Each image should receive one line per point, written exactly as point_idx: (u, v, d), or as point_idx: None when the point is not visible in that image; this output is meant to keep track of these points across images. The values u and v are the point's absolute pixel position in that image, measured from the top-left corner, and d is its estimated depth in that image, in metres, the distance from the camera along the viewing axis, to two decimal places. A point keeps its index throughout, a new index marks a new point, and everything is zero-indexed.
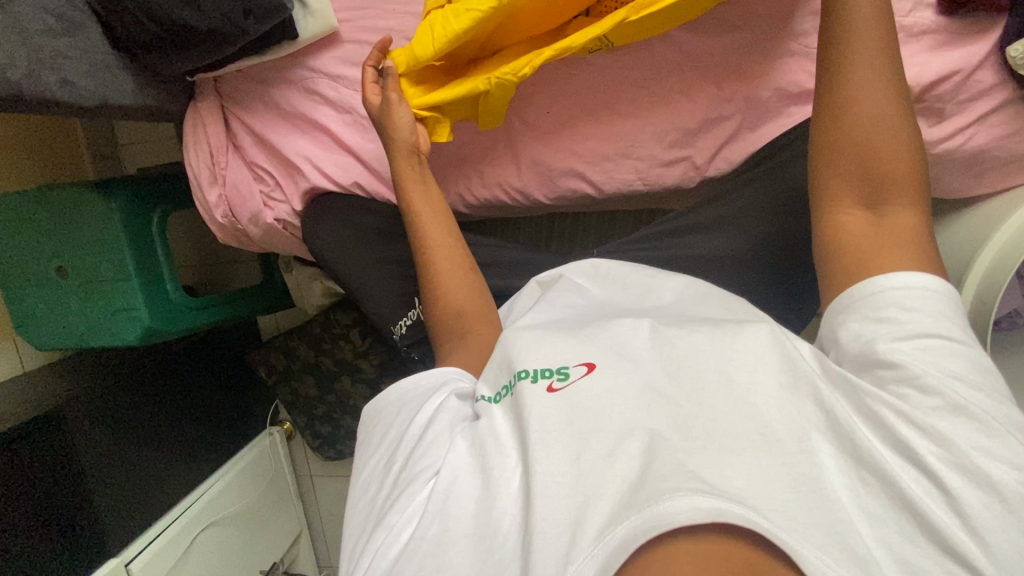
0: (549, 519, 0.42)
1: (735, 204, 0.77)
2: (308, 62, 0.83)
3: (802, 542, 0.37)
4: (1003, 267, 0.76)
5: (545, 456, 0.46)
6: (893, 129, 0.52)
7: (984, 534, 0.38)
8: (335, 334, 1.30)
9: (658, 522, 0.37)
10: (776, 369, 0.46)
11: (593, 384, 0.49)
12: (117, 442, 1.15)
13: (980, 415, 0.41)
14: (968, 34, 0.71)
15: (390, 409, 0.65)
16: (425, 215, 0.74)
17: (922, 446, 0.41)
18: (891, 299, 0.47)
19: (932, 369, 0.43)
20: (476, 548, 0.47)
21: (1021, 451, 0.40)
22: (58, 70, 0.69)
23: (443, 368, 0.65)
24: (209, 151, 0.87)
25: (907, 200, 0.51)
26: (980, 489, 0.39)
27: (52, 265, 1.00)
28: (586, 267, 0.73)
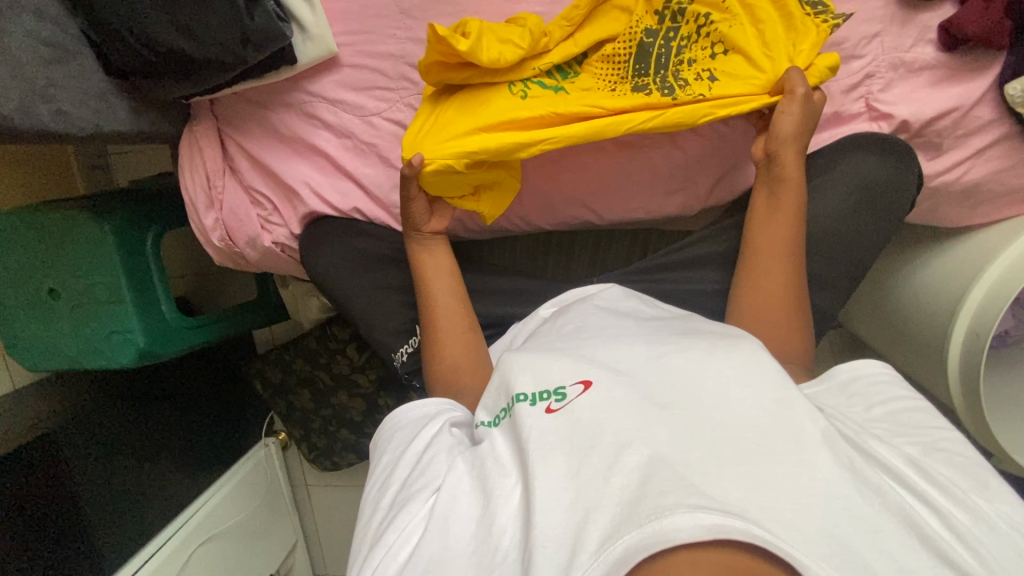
0: (550, 533, 0.47)
1: (733, 236, 0.79)
2: (307, 87, 0.82)
3: (810, 554, 0.41)
4: (994, 302, 0.78)
5: (544, 471, 0.51)
6: (791, 283, 0.69)
7: (977, 546, 0.46)
8: (331, 349, 1.31)
9: (661, 538, 0.41)
10: (771, 386, 0.53)
11: (590, 399, 0.54)
12: (115, 460, 1.15)
13: (949, 459, 0.54)
14: (968, 70, 0.72)
15: (387, 434, 0.69)
16: (430, 280, 0.78)
17: (912, 473, 0.51)
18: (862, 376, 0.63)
19: (903, 427, 0.57)
20: (477, 563, 0.50)
21: (988, 485, 0.52)
22: (52, 101, 0.68)
23: (437, 400, 0.70)
24: (206, 175, 0.86)
25: (798, 334, 0.68)
26: (965, 511, 0.49)
27: (44, 287, 0.98)
28: (591, 292, 0.75)
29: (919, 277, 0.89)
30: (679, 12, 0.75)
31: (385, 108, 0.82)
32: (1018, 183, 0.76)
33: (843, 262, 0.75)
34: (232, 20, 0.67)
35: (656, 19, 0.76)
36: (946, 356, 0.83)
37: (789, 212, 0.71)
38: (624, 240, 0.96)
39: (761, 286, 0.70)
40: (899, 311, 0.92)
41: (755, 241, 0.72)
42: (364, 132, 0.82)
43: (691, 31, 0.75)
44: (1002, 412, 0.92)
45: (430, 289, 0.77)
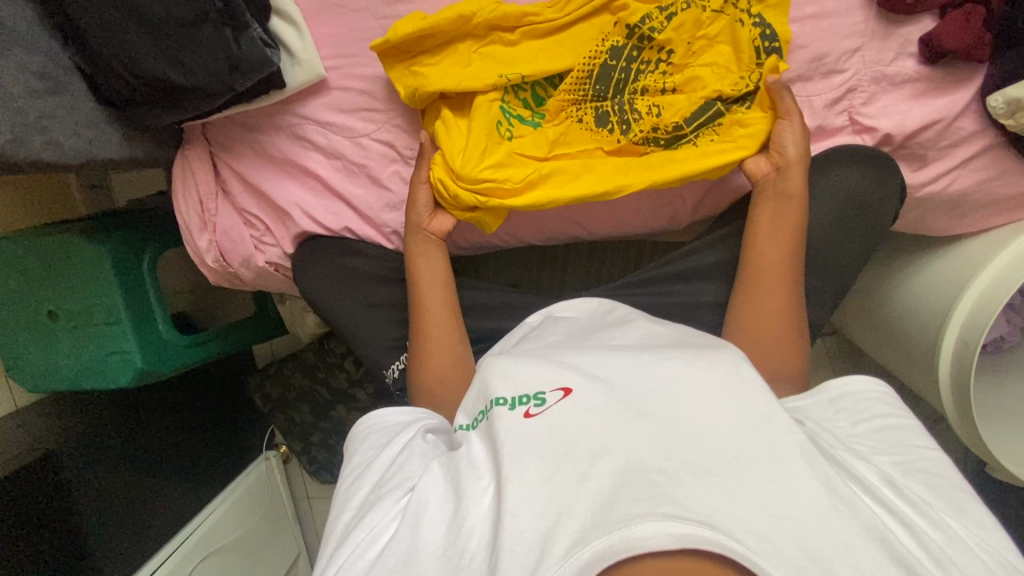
0: (517, 537, 0.48)
1: (722, 249, 0.79)
2: (297, 109, 0.83)
3: (776, 565, 0.43)
4: (984, 311, 0.78)
5: (516, 474, 0.52)
6: (790, 303, 0.71)
7: (948, 566, 0.47)
8: (329, 363, 1.32)
9: (630, 546, 0.44)
10: (753, 398, 0.54)
11: (568, 407, 0.55)
12: (116, 475, 1.17)
13: (931, 480, 0.54)
14: (951, 81, 0.72)
15: (359, 434, 0.70)
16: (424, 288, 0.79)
17: (886, 491, 0.52)
18: (850, 396, 0.64)
19: (887, 445, 0.58)
20: (443, 566, 0.51)
21: (969, 509, 0.52)
22: (44, 132, 0.69)
23: (416, 409, 0.71)
24: (199, 198, 0.87)
25: (790, 358, 0.71)
26: (938, 530, 0.49)
27: (43, 309, 1.00)
28: (576, 306, 0.75)
29: (909, 285, 0.89)
30: (644, 36, 0.73)
31: (373, 129, 0.83)
32: (1004, 192, 0.76)
33: (825, 272, 0.76)
34: (220, 49, 0.69)
35: (622, 33, 0.74)
36: (937, 364, 0.84)
37: (790, 225, 0.73)
38: (615, 253, 0.96)
39: (758, 309, 0.72)
40: (891, 318, 0.92)
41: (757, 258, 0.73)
42: (353, 153, 0.83)
43: (651, 56, 0.75)
44: (995, 418, 0.92)
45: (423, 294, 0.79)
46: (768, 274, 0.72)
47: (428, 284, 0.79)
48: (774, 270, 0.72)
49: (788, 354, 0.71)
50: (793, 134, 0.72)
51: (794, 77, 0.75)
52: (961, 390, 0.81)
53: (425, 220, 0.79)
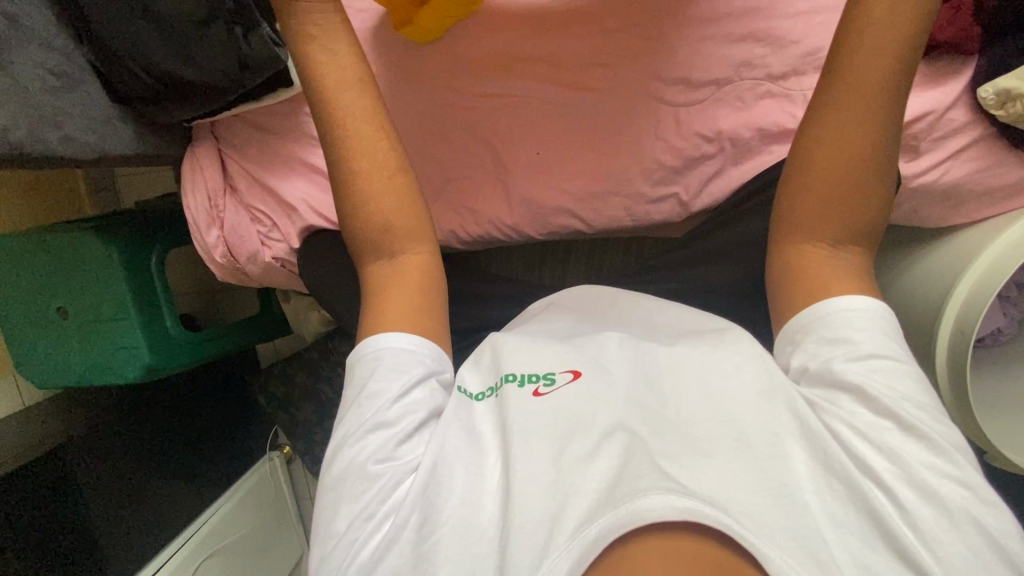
0: (528, 515, 0.49)
1: (719, 240, 0.83)
2: (304, 107, 0.85)
3: (772, 545, 0.45)
4: (980, 296, 0.79)
5: (525, 454, 0.53)
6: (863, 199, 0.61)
7: (933, 545, 0.47)
8: (333, 361, 1.33)
9: (635, 517, 0.45)
10: (753, 379, 0.55)
11: (574, 391, 0.57)
12: (121, 474, 1.18)
13: (928, 438, 0.51)
14: (941, 75, 0.75)
15: (364, 365, 0.61)
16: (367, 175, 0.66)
17: (881, 465, 0.51)
18: (837, 323, 0.57)
19: (888, 395, 0.53)
20: (461, 538, 0.51)
21: (961, 471, 0.50)
22: (59, 127, 0.71)
23: (416, 350, 0.62)
24: (207, 195, 0.89)
25: (859, 214, 0.61)
26: (930, 504, 0.49)
27: (52, 306, 1.01)
28: (587, 295, 0.74)
29: (907, 275, 0.90)
30: None
31: None
32: (996, 182, 0.78)
33: None
34: (230, 47, 0.71)
35: None
36: (935, 352, 0.84)
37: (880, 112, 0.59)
38: (616, 248, 0.97)
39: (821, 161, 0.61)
40: (890, 309, 0.93)
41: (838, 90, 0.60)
42: None
43: None
44: (995, 408, 0.92)
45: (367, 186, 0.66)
46: (849, 110, 0.60)
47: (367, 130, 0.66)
48: (868, 88, 0.59)
49: (852, 209, 0.61)
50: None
51: (788, 70, 0.79)
52: (959, 379, 0.82)
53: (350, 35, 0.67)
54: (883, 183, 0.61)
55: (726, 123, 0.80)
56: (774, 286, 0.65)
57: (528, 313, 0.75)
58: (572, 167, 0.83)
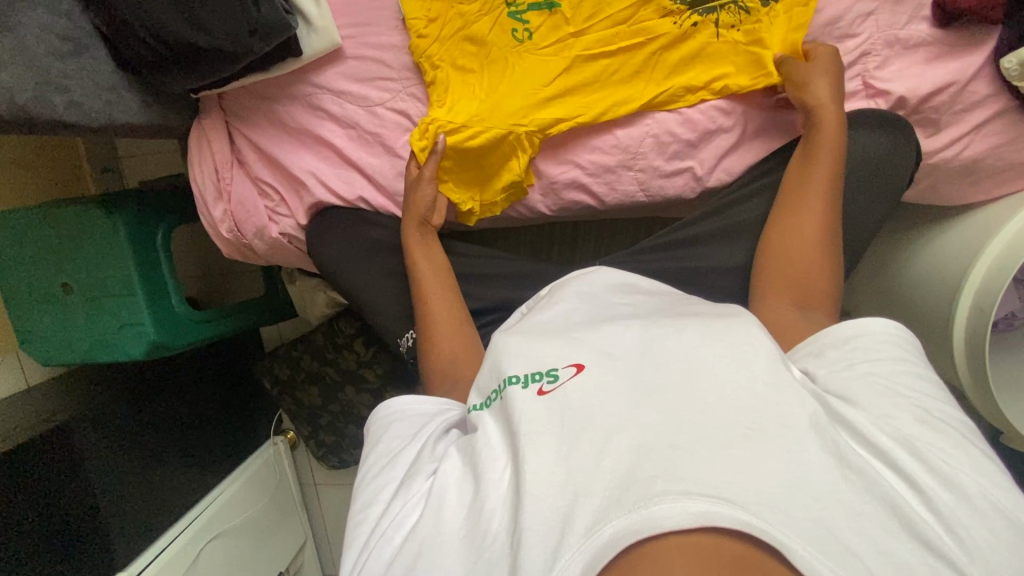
0: (538, 517, 0.48)
1: (737, 214, 0.80)
2: (312, 79, 0.84)
3: (791, 534, 0.43)
4: (998, 276, 0.78)
5: (534, 454, 0.52)
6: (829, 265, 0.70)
7: (957, 529, 0.47)
8: (338, 344, 1.31)
9: (649, 523, 0.44)
10: (763, 370, 0.54)
11: (581, 383, 0.56)
12: (126, 456, 1.16)
13: (941, 428, 0.54)
14: (964, 45, 0.74)
15: (380, 425, 0.71)
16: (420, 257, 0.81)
17: (900, 452, 0.51)
18: (854, 340, 0.62)
19: (896, 391, 0.57)
20: (468, 550, 0.52)
21: (973, 458, 0.52)
22: (65, 92, 0.70)
23: (438, 400, 0.72)
24: (215, 168, 0.88)
25: (824, 282, 0.69)
26: (950, 491, 0.49)
27: (57, 281, 1.00)
28: (585, 277, 0.74)
29: (921, 257, 0.90)
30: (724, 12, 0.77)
31: (388, 98, 0.84)
32: (1017, 158, 0.77)
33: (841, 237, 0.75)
34: (241, 11, 0.69)
35: (688, 27, 0.78)
36: (952, 335, 0.84)
37: (826, 193, 0.72)
38: (626, 227, 0.96)
39: (783, 254, 0.72)
40: (902, 293, 0.93)
41: (786, 201, 0.74)
42: (367, 121, 0.84)
43: (729, 17, 0.78)
44: (1008, 390, 0.92)
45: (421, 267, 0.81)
46: (797, 208, 0.72)
47: (431, 279, 0.78)
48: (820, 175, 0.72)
49: (816, 284, 0.69)
50: (824, 84, 0.72)
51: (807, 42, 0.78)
52: (977, 358, 0.81)
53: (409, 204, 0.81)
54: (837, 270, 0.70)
55: (743, 96, 0.79)
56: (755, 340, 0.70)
57: (535, 299, 0.76)
58: (584, 141, 0.82)
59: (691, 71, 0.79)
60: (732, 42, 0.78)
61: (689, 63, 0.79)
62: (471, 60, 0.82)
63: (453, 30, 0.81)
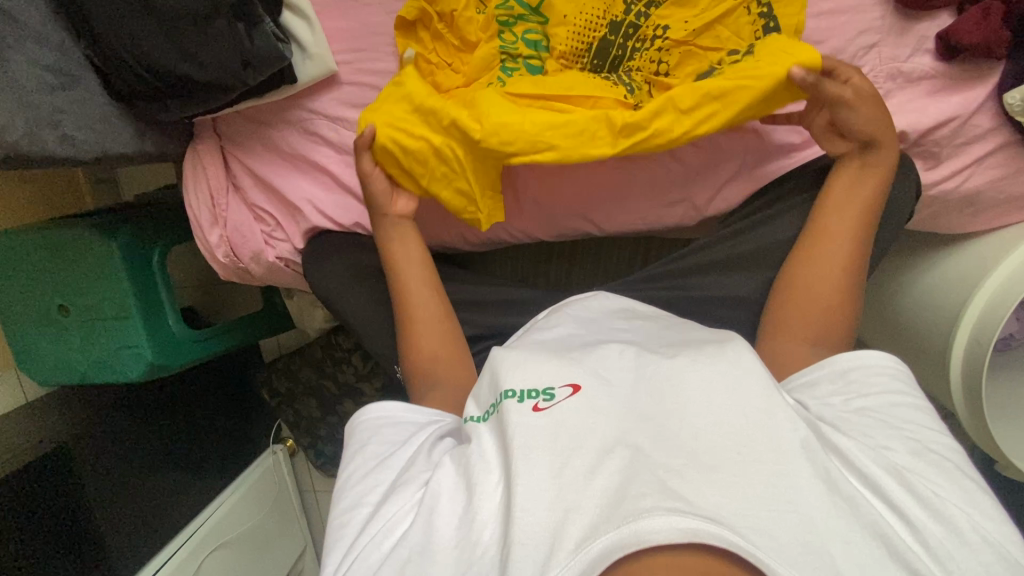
0: (529, 530, 0.49)
1: (735, 246, 0.80)
2: (308, 105, 0.83)
3: (779, 560, 0.44)
4: (997, 310, 0.78)
5: (525, 471, 0.52)
6: (846, 292, 0.69)
7: (947, 564, 0.48)
8: (336, 357, 1.32)
9: (637, 539, 0.44)
10: (755, 395, 0.54)
11: (576, 404, 0.56)
12: (124, 471, 1.17)
13: (934, 461, 0.55)
14: (968, 79, 0.73)
15: (368, 426, 0.69)
16: (406, 271, 0.77)
17: (891, 484, 0.52)
18: (855, 371, 0.63)
19: (892, 424, 0.58)
20: (460, 561, 0.52)
21: (965, 491, 0.53)
22: (57, 127, 0.70)
23: (428, 410, 0.70)
24: (210, 192, 0.87)
25: (841, 302, 0.69)
26: (939, 523, 0.50)
27: (54, 303, 1.00)
28: (582, 301, 0.74)
29: (919, 283, 0.89)
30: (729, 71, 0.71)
31: None
32: (1017, 191, 0.77)
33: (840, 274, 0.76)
34: (233, 43, 0.68)
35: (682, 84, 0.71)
36: (948, 364, 0.84)
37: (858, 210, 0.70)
38: (622, 252, 0.95)
39: (802, 279, 0.70)
40: (899, 318, 0.93)
41: (826, 231, 0.70)
42: None
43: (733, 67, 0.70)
44: (1005, 414, 0.92)
45: (405, 283, 0.77)
46: (820, 232, 0.71)
47: (414, 273, 0.77)
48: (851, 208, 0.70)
49: (831, 315, 0.68)
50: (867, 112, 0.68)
51: None
52: (974, 390, 0.81)
53: (387, 206, 0.78)
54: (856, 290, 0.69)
55: (744, 126, 0.79)
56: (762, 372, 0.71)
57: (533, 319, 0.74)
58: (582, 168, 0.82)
59: (670, 112, 0.69)
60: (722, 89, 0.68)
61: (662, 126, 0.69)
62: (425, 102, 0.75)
63: (429, 83, 0.79)
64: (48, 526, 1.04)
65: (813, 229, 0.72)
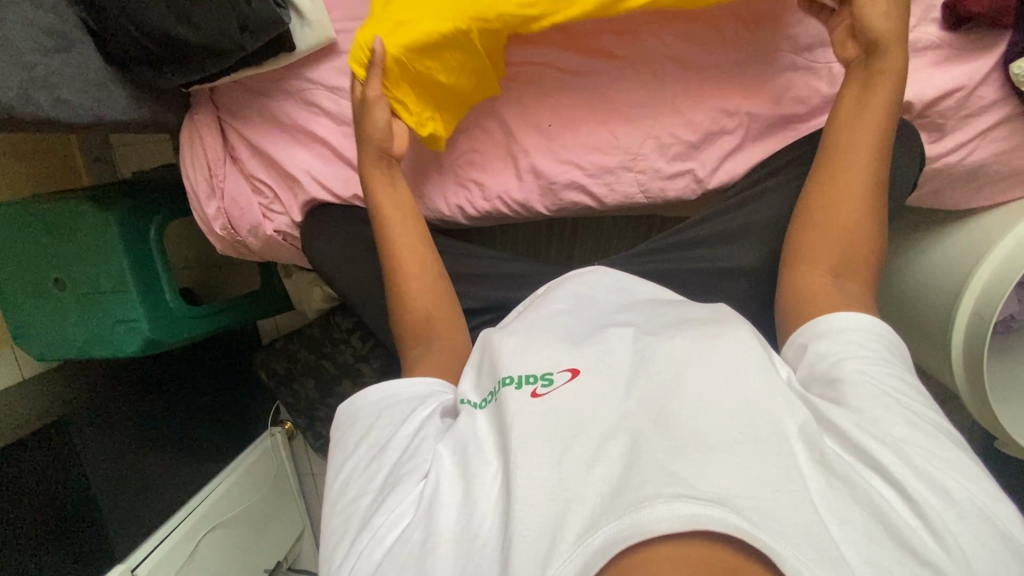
0: (529, 522, 0.47)
1: (738, 221, 0.79)
2: (306, 74, 0.82)
3: (785, 543, 0.42)
4: (1001, 282, 0.78)
5: (525, 460, 0.51)
6: (868, 225, 0.65)
7: (945, 535, 0.46)
8: (335, 338, 1.30)
9: (641, 528, 0.42)
10: (756, 375, 0.53)
11: (575, 391, 0.55)
12: (121, 450, 1.17)
13: (930, 431, 0.51)
14: (975, 49, 0.72)
15: (370, 410, 0.67)
16: (393, 224, 0.76)
17: (887, 455, 0.49)
18: (844, 332, 0.58)
19: (888, 392, 0.54)
20: (459, 553, 0.50)
21: (960, 462, 0.50)
22: (52, 89, 0.69)
23: (426, 381, 0.68)
24: (207, 163, 0.86)
25: (865, 239, 0.65)
26: (937, 495, 0.48)
27: (50, 277, 0.99)
28: (577, 276, 0.74)
29: (922, 261, 0.90)
30: None
31: None
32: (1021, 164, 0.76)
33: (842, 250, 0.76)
34: (230, 7, 0.67)
35: None
36: (951, 340, 0.84)
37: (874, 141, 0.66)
38: (623, 227, 0.95)
39: (829, 214, 0.66)
40: (901, 297, 0.93)
41: (837, 162, 0.67)
42: None
43: None
44: (1006, 394, 0.92)
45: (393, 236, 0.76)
46: (841, 162, 0.67)
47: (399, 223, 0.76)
48: (864, 144, 0.67)
49: (857, 247, 0.64)
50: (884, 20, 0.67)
51: (813, 42, 0.76)
52: (975, 365, 0.80)
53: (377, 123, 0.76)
54: (877, 227, 0.65)
55: (748, 97, 0.78)
56: (780, 315, 0.66)
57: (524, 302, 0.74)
58: (584, 141, 0.81)
59: None
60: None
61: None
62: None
63: None
64: (47, 515, 1.02)
65: (830, 156, 0.68)
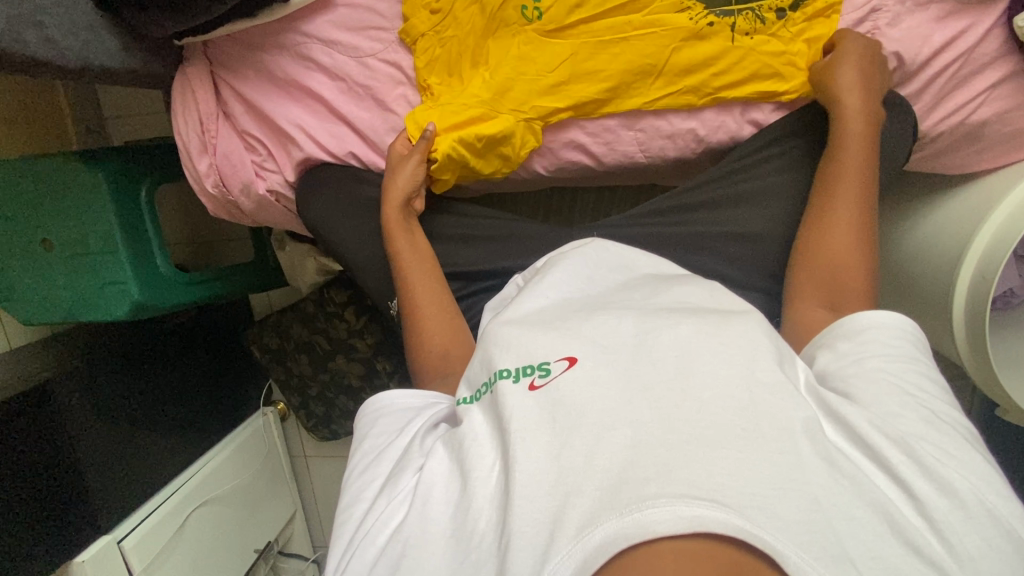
0: (528, 518, 0.44)
1: (739, 186, 0.78)
2: (301, 27, 0.80)
3: (785, 540, 0.39)
4: (1002, 242, 0.76)
5: (524, 452, 0.48)
6: (859, 258, 0.67)
7: (947, 534, 0.44)
8: (329, 312, 1.28)
9: (642, 530, 0.39)
10: (764, 360, 0.50)
11: (576, 377, 0.51)
12: (109, 420, 1.13)
13: (946, 429, 0.50)
14: (978, 4, 0.71)
15: (370, 418, 0.68)
16: (411, 264, 0.77)
17: (897, 453, 0.48)
18: (868, 331, 0.59)
19: (906, 390, 0.53)
20: (455, 549, 0.49)
21: (974, 461, 0.48)
22: (39, 28, 0.67)
23: (427, 394, 0.69)
24: (199, 119, 0.85)
25: (858, 271, 0.66)
26: (946, 495, 0.46)
27: (37, 237, 0.97)
28: (575, 247, 0.72)
29: (922, 228, 0.89)
30: None
31: (381, 49, 0.82)
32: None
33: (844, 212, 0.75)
34: None
35: None
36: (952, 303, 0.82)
37: (863, 180, 0.69)
38: (622, 193, 0.94)
39: (826, 248, 0.68)
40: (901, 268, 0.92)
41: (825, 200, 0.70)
42: (358, 74, 0.81)
43: None
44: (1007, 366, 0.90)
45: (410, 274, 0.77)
46: (828, 199, 0.69)
47: (411, 257, 0.77)
48: (851, 180, 0.69)
49: (850, 282, 0.66)
50: (853, 74, 0.70)
51: None
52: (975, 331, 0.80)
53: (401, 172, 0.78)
54: (869, 264, 0.66)
55: None
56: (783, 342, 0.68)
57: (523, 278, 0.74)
58: None
59: None
60: (743, 49, 0.74)
61: (692, 66, 0.75)
62: (464, 40, 0.79)
63: None
64: (32, 481, 0.99)
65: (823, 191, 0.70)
